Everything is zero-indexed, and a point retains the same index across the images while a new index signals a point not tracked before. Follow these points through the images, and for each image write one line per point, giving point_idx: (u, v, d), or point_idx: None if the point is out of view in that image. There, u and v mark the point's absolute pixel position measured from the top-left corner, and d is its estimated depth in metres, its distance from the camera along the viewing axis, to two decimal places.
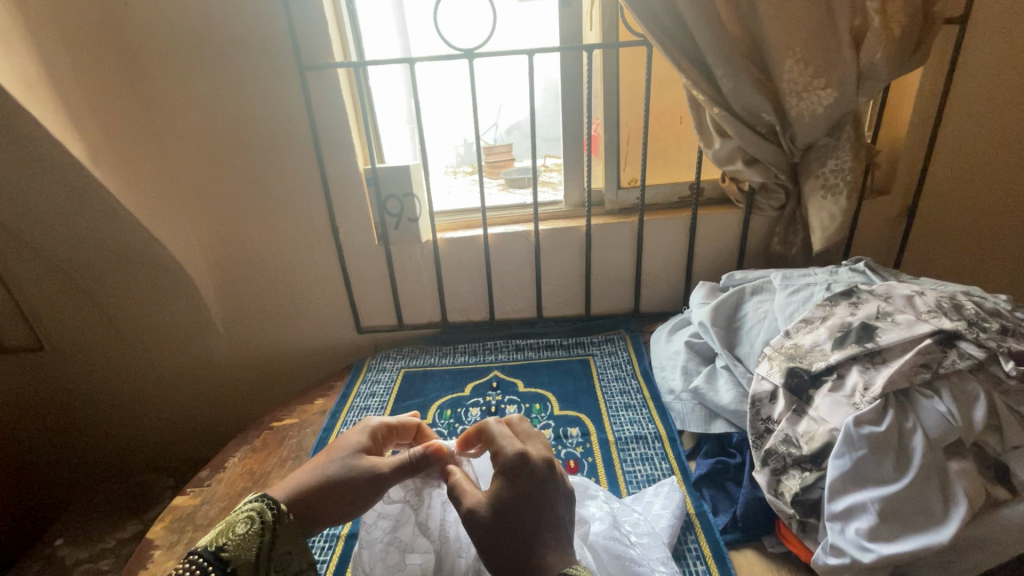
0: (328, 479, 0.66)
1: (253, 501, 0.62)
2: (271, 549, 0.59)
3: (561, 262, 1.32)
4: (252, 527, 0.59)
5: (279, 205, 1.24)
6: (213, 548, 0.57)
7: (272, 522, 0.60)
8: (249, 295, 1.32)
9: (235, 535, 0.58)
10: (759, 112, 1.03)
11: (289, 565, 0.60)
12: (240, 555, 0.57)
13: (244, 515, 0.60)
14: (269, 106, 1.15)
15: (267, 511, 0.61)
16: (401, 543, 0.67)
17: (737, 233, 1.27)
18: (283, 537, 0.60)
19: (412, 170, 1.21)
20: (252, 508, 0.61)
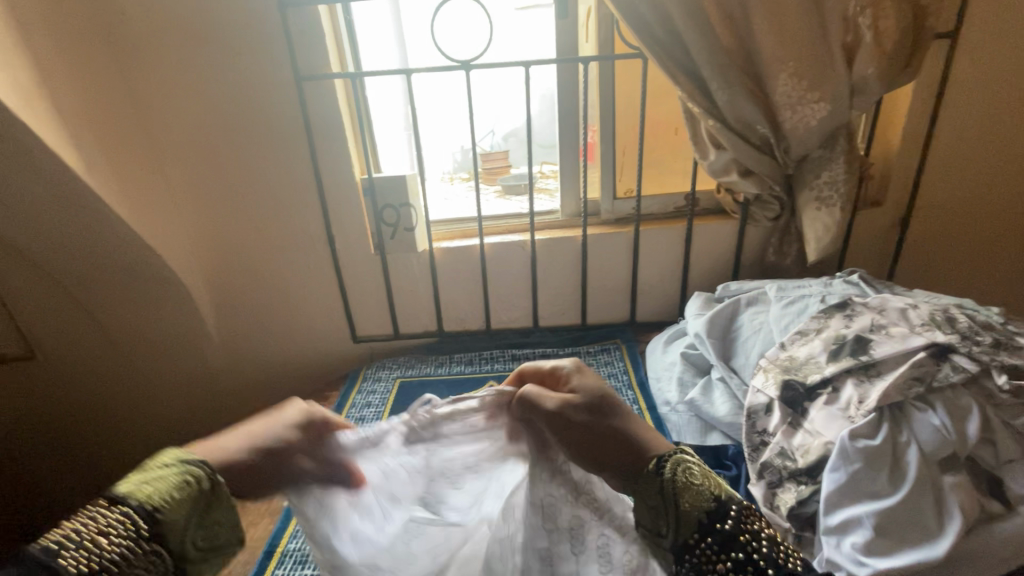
0: (255, 459, 0.56)
1: (187, 461, 0.51)
2: (205, 517, 0.50)
3: (557, 271, 1.32)
4: (184, 491, 0.49)
5: (275, 217, 1.24)
6: (139, 505, 0.46)
7: (209, 490, 0.50)
8: (244, 305, 1.32)
9: (166, 496, 0.48)
10: (753, 124, 1.04)
11: (218, 537, 0.51)
12: (171, 520, 0.47)
13: (176, 476, 0.49)
14: (267, 115, 1.16)
15: (205, 477, 0.50)
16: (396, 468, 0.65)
17: (732, 243, 1.28)
18: (219, 504, 0.51)
19: (408, 180, 1.21)
20: (187, 470, 0.50)
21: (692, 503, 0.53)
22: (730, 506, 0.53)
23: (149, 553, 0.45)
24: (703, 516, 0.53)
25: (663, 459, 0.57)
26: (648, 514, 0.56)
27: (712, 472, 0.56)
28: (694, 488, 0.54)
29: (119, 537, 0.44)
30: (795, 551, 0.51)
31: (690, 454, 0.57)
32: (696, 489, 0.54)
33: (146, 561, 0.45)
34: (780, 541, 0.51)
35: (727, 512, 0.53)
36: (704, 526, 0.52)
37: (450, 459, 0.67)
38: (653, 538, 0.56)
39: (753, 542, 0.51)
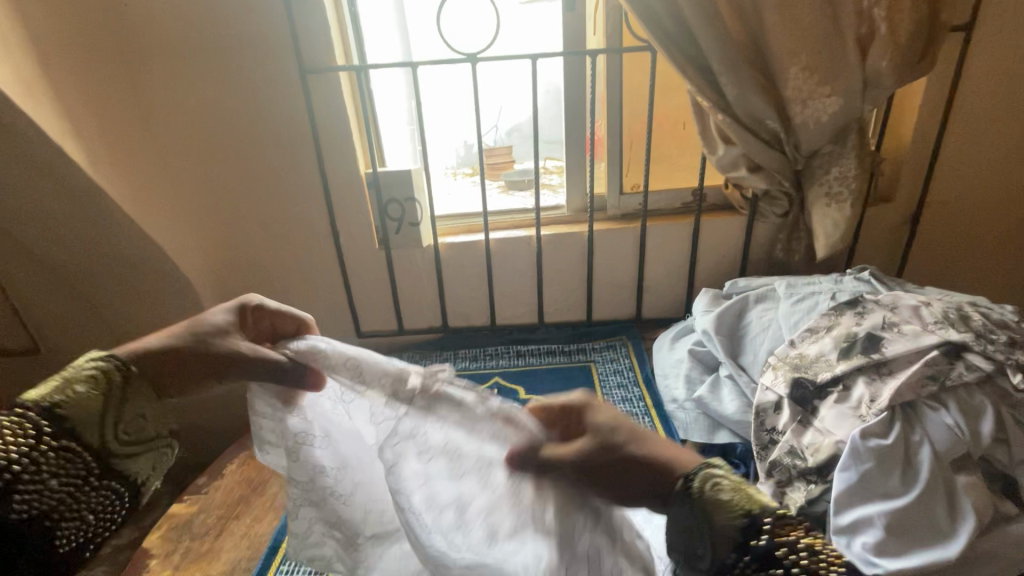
0: (176, 348, 0.59)
1: (98, 359, 0.55)
2: (116, 412, 0.55)
3: (563, 267, 1.31)
4: (93, 387, 0.53)
5: (279, 212, 1.23)
6: (46, 403, 0.51)
7: (119, 383, 0.55)
8: (249, 299, 1.32)
9: (73, 393, 0.53)
10: (762, 119, 1.02)
11: (142, 430, 0.57)
12: (79, 414, 0.52)
13: (85, 372, 0.54)
14: (270, 108, 1.15)
15: (113, 371, 0.55)
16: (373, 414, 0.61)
17: (740, 239, 1.27)
18: (132, 395, 0.56)
19: (413, 175, 1.20)
20: (100, 364, 0.55)
21: (726, 520, 0.48)
22: (764, 520, 0.48)
23: (59, 448, 0.51)
24: (737, 531, 0.47)
25: (691, 475, 0.50)
26: (681, 537, 0.50)
27: (742, 482, 0.51)
28: (728, 505, 0.48)
29: (19, 437, 0.49)
30: (836, 558, 0.49)
31: (719, 467, 0.51)
32: (727, 506, 0.48)
33: (57, 456, 0.51)
34: (813, 550, 0.48)
35: (760, 530, 0.47)
36: (740, 546, 0.47)
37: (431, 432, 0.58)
38: (689, 564, 0.50)
39: (794, 558, 0.47)
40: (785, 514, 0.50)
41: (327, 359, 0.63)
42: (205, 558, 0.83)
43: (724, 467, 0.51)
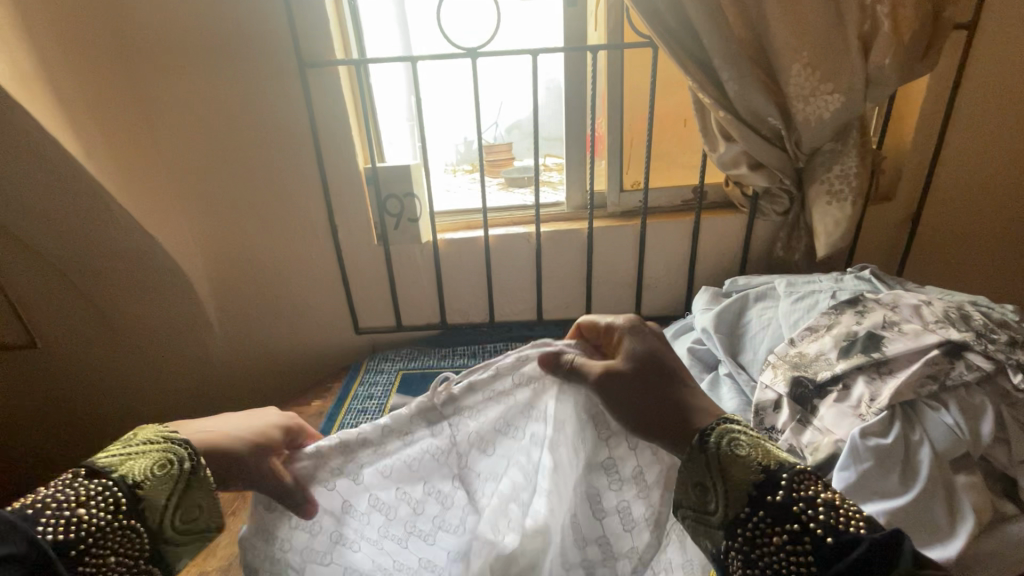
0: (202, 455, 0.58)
1: (170, 441, 0.56)
2: (182, 500, 0.53)
3: (563, 264, 1.31)
4: (167, 470, 0.53)
5: (277, 205, 1.23)
6: (126, 479, 0.52)
7: (187, 472, 0.54)
8: (247, 294, 1.31)
9: (152, 473, 0.53)
10: (764, 117, 1.02)
11: (197, 520, 0.54)
12: (152, 495, 0.52)
13: (156, 453, 0.54)
14: (269, 102, 1.14)
15: (183, 458, 0.54)
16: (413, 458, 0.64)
17: (740, 238, 1.26)
18: (199, 488, 0.54)
19: (412, 170, 1.20)
20: (171, 449, 0.55)
21: (740, 474, 0.52)
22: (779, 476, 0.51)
23: (126, 526, 0.50)
24: (751, 484, 0.51)
25: (717, 425, 0.56)
26: (694, 491, 0.55)
27: (761, 442, 0.55)
28: (744, 457, 0.53)
29: (101, 508, 0.49)
30: (856, 512, 0.48)
31: (739, 425, 0.56)
32: (742, 461, 0.53)
33: (122, 534, 0.50)
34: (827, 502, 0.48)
35: (777, 479, 0.51)
36: (752, 499, 0.50)
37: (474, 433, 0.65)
38: (701, 519, 0.54)
39: (807, 509, 0.48)
40: (803, 471, 0.52)
41: (359, 432, 0.62)
42: (201, 555, 0.83)
43: (741, 424, 0.57)
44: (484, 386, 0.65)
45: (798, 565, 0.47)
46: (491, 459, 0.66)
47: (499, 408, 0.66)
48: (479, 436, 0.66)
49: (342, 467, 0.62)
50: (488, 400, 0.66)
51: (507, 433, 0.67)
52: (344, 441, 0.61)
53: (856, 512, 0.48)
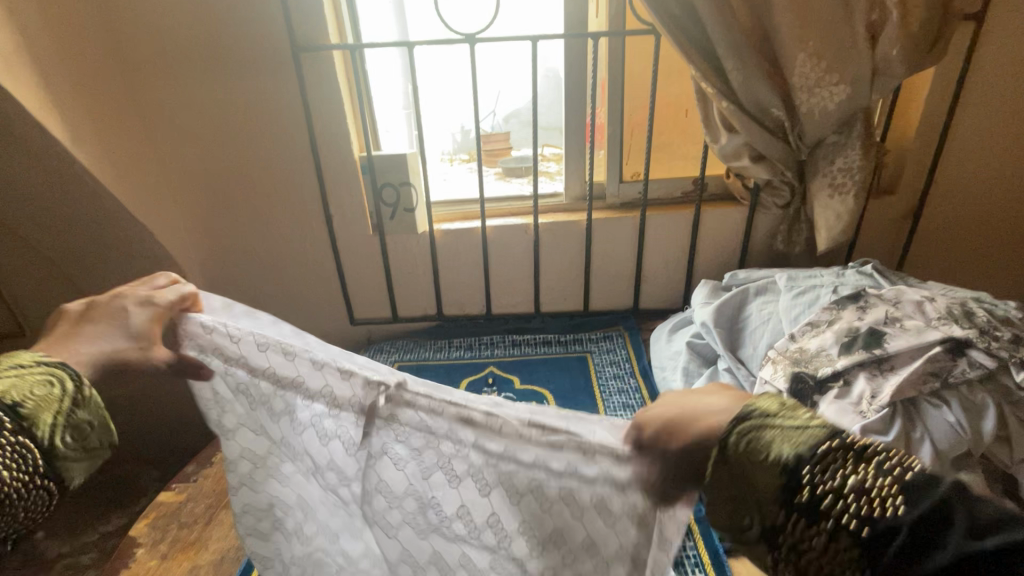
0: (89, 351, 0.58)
1: (42, 362, 0.51)
2: (71, 418, 0.51)
3: (561, 256, 1.29)
4: (52, 390, 0.50)
5: (271, 194, 1.20)
6: (4, 401, 0.46)
7: (72, 393, 0.51)
8: (241, 284, 1.30)
9: (33, 393, 0.48)
10: (768, 108, 1.00)
11: (86, 437, 0.52)
12: (41, 415, 0.48)
13: (38, 376, 0.50)
14: (263, 86, 1.11)
15: (67, 379, 0.51)
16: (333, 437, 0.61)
17: (740, 230, 1.25)
18: (86, 407, 0.52)
19: (409, 159, 1.17)
20: (55, 372, 0.51)
21: (762, 479, 0.40)
22: (803, 469, 0.39)
23: (17, 446, 0.46)
24: (778, 491, 0.40)
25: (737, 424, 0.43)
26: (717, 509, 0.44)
27: (779, 420, 0.42)
28: (761, 457, 0.40)
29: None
30: (893, 490, 0.37)
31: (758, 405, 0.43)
32: (759, 461, 0.41)
33: (14, 453, 0.46)
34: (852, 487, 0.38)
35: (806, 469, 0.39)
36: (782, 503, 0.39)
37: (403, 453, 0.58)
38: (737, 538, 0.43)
39: (844, 506, 0.37)
40: (829, 450, 0.39)
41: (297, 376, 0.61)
42: (194, 548, 0.82)
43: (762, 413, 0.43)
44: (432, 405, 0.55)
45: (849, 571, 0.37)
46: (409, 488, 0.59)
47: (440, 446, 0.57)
48: (399, 448, 0.58)
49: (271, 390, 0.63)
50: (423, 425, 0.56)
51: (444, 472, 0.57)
52: (267, 371, 0.62)
53: (890, 484, 0.37)
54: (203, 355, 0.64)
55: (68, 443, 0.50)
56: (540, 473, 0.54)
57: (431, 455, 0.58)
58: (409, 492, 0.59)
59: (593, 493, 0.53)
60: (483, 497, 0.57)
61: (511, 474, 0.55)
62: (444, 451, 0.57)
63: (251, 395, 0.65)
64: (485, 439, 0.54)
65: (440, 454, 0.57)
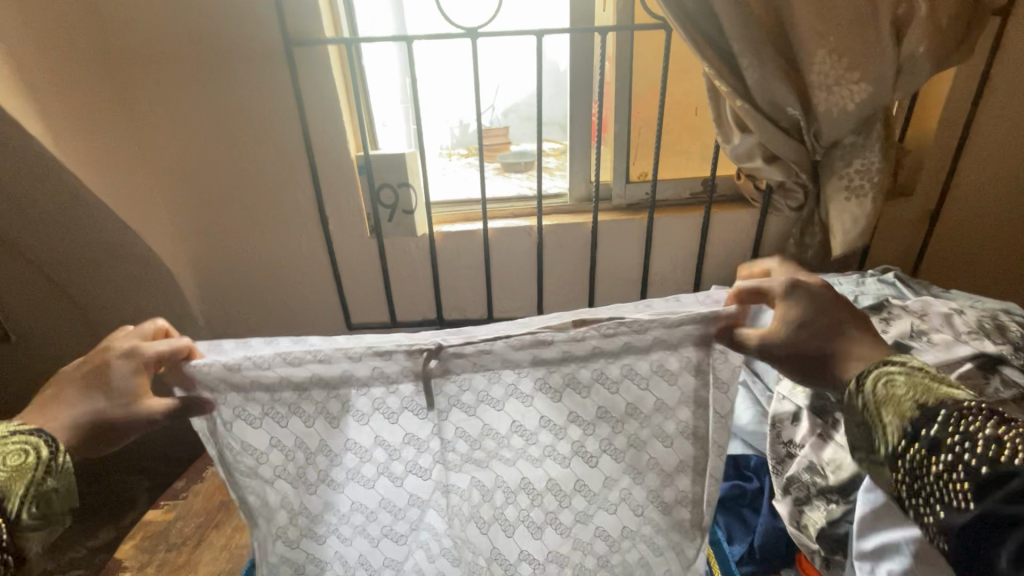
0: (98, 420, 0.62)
1: (18, 434, 0.54)
2: (42, 486, 0.54)
3: (565, 259, 1.25)
4: (24, 459, 0.53)
5: (264, 194, 1.16)
6: None
7: (48, 459, 0.55)
8: (234, 288, 1.25)
9: (3, 465, 0.52)
10: (784, 107, 0.96)
11: (56, 507, 0.55)
12: (7, 488, 0.51)
13: (13, 446, 0.53)
14: (253, 81, 1.06)
15: (43, 447, 0.55)
16: (387, 408, 0.69)
17: (751, 234, 1.21)
18: (60, 473, 0.55)
19: (407, 160, 1.12)
20: (29, 440, 0.54)
21: (894, 413, 0.52)
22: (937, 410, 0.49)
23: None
24: (906, 421, 0.51)
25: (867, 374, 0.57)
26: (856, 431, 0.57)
27: (929, 379, 0.52)
28: (896, 397, 0.53)
29: None
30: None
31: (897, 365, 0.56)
32: (897, 399, 0.53)
33: None
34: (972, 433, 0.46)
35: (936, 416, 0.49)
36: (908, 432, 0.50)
37: (461, 398, 0.69)
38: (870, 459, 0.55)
39: (963, 440, 0.47)
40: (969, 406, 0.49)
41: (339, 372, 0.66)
42: (181, 572, 0.78)
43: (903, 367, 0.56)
44: (483, 346, 0.65)
45: (957, 492, 0.46)
46: (477, 428, 0.70)
47: (491, 383, 0.69)
48: (465, 393, 0.69)
49: (289, 399, 0.67)
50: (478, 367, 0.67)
51: (497, 403, 0.70)
52: (282, 381, 0.66)
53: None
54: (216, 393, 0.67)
55: (36, 512, 0.53)
56: (600, 370, 0.69)
57: (496, 388, 0.70)
58: (490, 428, 0.70)
59: (648, 362, 0.70)
60: (560, 406, 0.70)
61: (575, 376, 0.70)
62: (506, 381, 0.70)
63: (290, 414, 0.68)
64: (546, 355, 0.67)
65: (504, 385, 0.69)
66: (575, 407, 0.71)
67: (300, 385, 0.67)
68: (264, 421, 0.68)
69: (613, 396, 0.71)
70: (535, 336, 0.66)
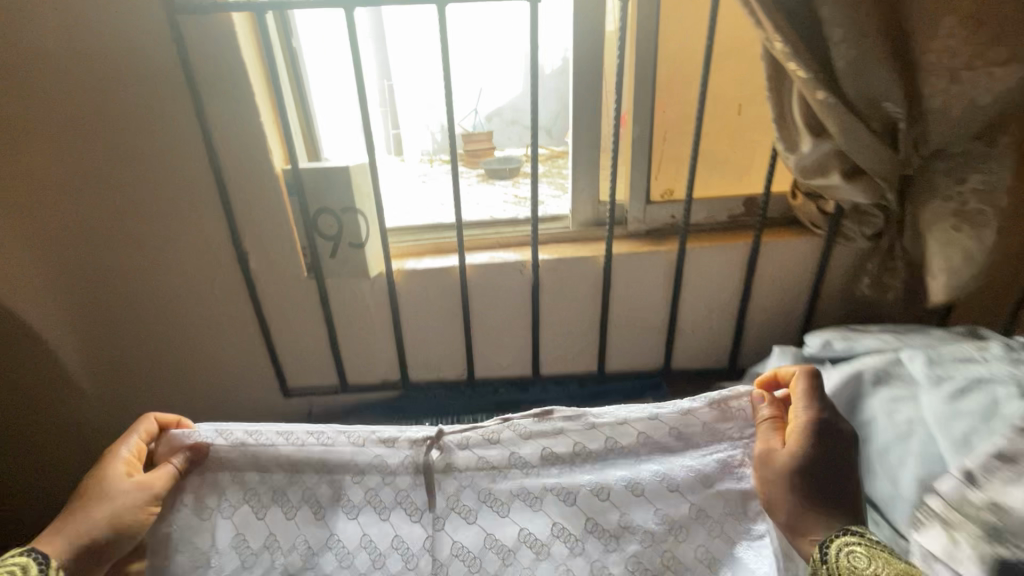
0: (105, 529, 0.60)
1: (16, 556, 0.55)
2: None
3: (568, 304, 0.95)
4: None
5: (157, 221, 0.84)
6: None
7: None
8: (126, 344, 0.93)
9: None
10: (881, 101, 0.68)
11: None
12: None
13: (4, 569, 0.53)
14: (134, 66, 0.75)
15: (33, 566, 0.55)
16: (380, 503, 0.70)
17: (810, 269, 0.93)
18: None
19: (353, 175, 0.82)
20: (23, 560, 0.55)
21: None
22: None
23: None
24: None
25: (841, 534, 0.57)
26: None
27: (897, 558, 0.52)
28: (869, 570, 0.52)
29: None
30: None
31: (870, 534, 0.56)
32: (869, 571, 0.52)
33: None
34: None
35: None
36: None
37: (456, 495, 0.70)
38: None
39: None
40: None
41: (342, 459, 0.68)
42: None
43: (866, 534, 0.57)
44: (487, 437, 0.68)
45: None
46: (471, 528, 0.70)
47: (488, 480, 0.70)
48: (465, 491, 0.70)
49: (288, 480, 0.70)
50: (480, 462, 0.69)
51: (493, 502, 0.70)
52: (281, 463, 0.68)
53: None
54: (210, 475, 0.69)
55: None
56: (598, 472, 0.69)
57: (496, 487, 0.70)
58: (485, 535, 0.70)
59: (649, 470, 0.69)
60: (562, 510, 0.70)
61: (590, 478, 0.69)
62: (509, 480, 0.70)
63: (281, 502, 0.70)
64: (556, 451, 0.68)
65: (504, 484, 0.70)
66: (591, 514, 0.70)
67: (295, 468, 0.69)
68: (241, 510, 0.70)
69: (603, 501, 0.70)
70: (552, 429, 0.68)
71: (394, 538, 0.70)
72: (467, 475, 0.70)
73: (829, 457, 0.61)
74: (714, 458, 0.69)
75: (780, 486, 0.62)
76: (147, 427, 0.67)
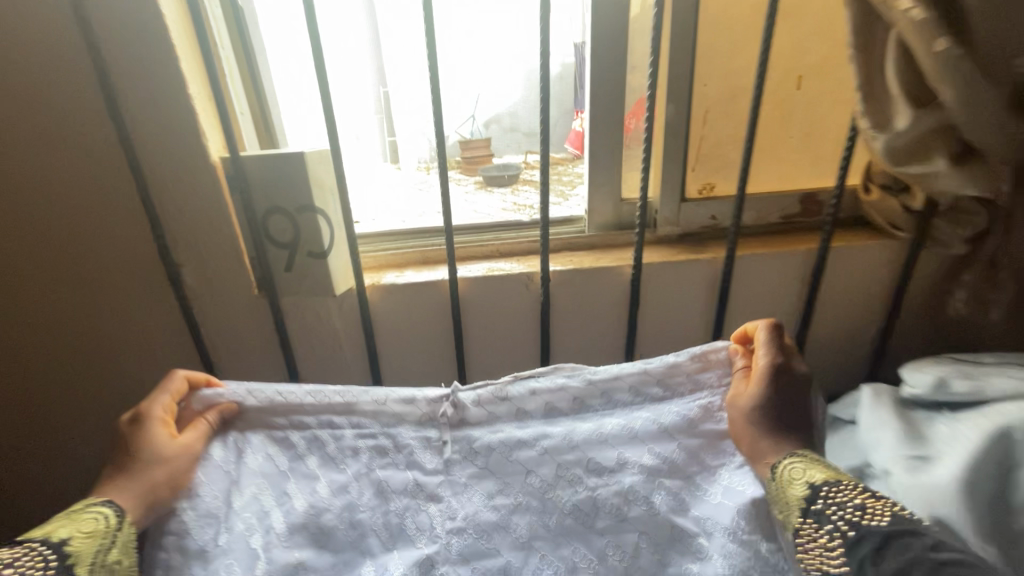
0: (146, 482, 0.50)
1: (99, 504, 0.48)
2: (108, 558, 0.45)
3: (586, 326, 0.77)
4: (96, 526, 0.46)
5: (61, 227, 0.66)
6: (49, 539, 0.43)
7: (116, 530, 0.47)
8: (33, 382, 0.74)
9: (78, 531, 0.45)
10: (1016, 55, 0.50)
11: None
12: (80, 554, 0.44)
13: (85, 514, 0.47)
14: (23, 25, 0.58)
15: (112, 518, 0.48)
16: (394, 452, 0.59)
17: (887, 281, 0.74)
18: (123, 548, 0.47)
19: (309, 164, 0.64)
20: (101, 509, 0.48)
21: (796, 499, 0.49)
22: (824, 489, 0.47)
23: None
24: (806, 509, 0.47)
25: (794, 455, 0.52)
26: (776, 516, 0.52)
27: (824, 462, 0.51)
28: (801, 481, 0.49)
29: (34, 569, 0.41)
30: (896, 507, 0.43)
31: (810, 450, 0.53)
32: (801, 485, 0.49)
33: None
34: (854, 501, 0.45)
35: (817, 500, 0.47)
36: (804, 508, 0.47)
37: (486, 444, 0.59)
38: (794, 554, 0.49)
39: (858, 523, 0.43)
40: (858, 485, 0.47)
41: (359, 409, 0.60)
42: None
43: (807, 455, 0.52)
44: (498, 390, 0.60)
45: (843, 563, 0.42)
46: (514, 480, 0.58)
47: (526, 433, 0.59)
48: (499, 447, 0.59)
49: (302, 435, 0.59)
50: (501, 412, 0.60)
51: (532, 453, 0.59)
52: (289, 411, 0.59)
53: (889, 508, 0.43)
54: (232, 444, 0.57)
55: None
56: (625, 421, 0.59)
57: (532, 436, 0.59)
58: (528, 487, 0.58)
59: (685, 411, 0.59)
60: (598, 460, 0.58)
61: (618, 426, 0.59)
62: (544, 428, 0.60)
63: (291, 471, 0.58)
64: (555, 401, 0.60)
65: (538, 431, 0.60)
66: (588, 465, 0.58)
67: (318, 428, 0.60)
68: (247, 474, 0.56)
69: (631, 446, 0.58)
70: (554, 378, 0.61)
71: (424, 487, 0.59)
72: (488, 427, 0.60)
73: (785, 394, 0.56)
74: (696, 403, 0.59)
75: (739, 428, 0.56)
76: (178, 384, 0.57)
